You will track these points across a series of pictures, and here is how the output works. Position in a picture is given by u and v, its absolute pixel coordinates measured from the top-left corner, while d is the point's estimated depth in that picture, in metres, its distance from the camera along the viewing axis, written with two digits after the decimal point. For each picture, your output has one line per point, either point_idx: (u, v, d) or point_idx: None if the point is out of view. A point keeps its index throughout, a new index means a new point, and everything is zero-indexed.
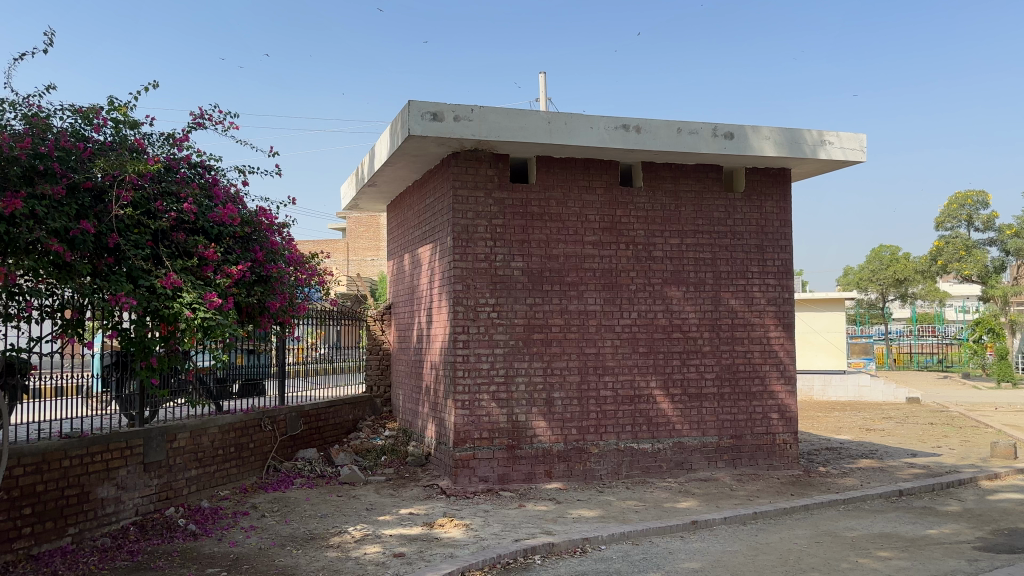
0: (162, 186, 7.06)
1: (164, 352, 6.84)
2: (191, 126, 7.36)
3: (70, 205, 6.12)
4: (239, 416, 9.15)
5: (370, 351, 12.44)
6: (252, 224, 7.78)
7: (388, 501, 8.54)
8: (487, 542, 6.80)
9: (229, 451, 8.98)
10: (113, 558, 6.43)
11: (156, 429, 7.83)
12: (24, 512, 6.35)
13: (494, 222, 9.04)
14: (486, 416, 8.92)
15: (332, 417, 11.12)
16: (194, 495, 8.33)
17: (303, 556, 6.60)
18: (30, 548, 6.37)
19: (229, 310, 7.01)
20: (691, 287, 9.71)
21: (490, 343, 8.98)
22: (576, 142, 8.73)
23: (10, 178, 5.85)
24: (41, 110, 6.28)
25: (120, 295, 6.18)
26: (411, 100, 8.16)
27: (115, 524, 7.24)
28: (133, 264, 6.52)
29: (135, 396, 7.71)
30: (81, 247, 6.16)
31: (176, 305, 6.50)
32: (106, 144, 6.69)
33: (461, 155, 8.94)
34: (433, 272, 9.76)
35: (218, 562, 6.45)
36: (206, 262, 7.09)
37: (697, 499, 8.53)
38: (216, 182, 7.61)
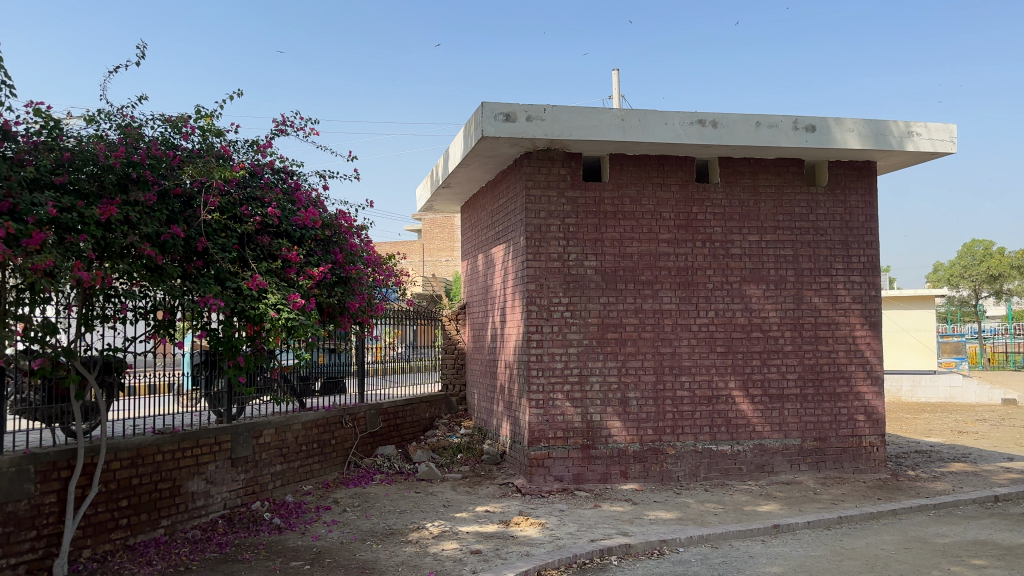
0: (247, 191, 7.28)
1: (251, 352, 7.09)
2: (273, 132, 7.54)
3: (160, 210, 6.41)
4: (321, 413, 9.40)
5: (445, 350, 12.56)
6: (332, 227, 7.94)
7: (464, 498, 8.62)
8: (563, 542, 6.80)
9: (312, 447, 9.22)
10: (203, 550, 6.70)
11: (243, 425, 8.12)
12: (121, 504, 6.67)
13: (566, 221, 9.03)
14: (560, 415, 8.92)
15: (408, 415, 11.31)
16: (280, 490, 8.61)
17: (383, 551, 6.73)
18: (127, 539, 6.71)
19: (311, 310, 7.19)
20: (772, 285, 9.47)
21: (564, 342, 8.97)
22: (650, 140, 8.62)
23: (105, 185, 6.15)
24: (133, 121, 6.59)
25: (208, 296, 6.47)
26: (484, 101, 8.22)
27: (205, 517, 7.53)
28: (221, 266, 6.80)
29: (223, 393, 8.02)
30: (172, 251, 6.45)
31: (261, 306, 6.75)
32: (194, 152, 6.93)
33: (533, 154, 8.95)
34: (506, 271, 9.80)
35: (302, 555, 6.64)
36: (289, 264, 7.31)
37: (779, 502, 8.31)
38: (298, 187, 7.80)
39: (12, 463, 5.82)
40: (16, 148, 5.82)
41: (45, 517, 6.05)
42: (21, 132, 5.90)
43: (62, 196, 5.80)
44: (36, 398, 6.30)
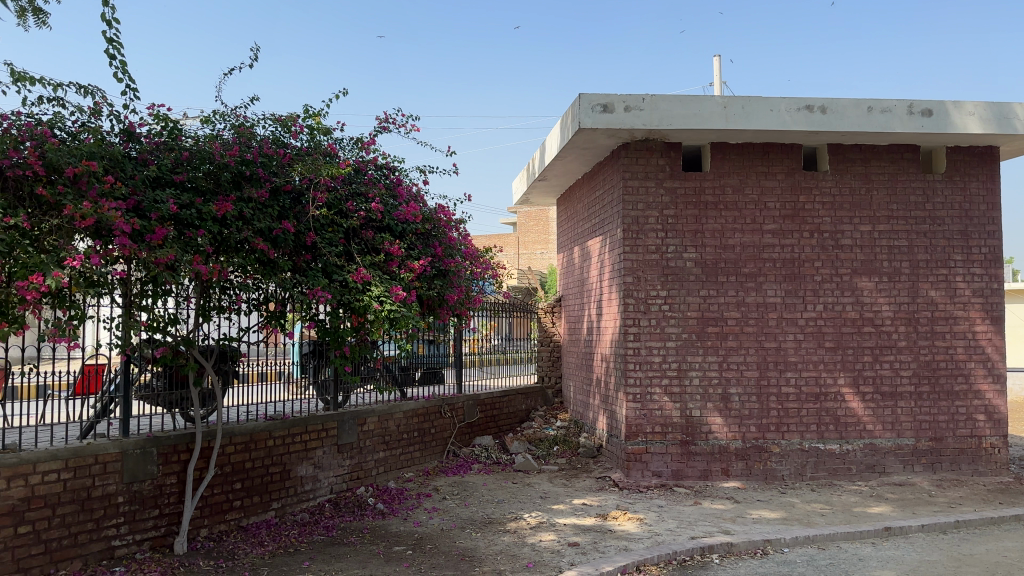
0: (353, 187, 7.49)
1: (356, 343, 7.36)
2: (376, 129, 7.74)
3: (272, 206, 6.71)
4: (422, 403, 9.62)
5: (541, 342, 12.61)
6: (432, 221, 8.10)
7: (561, 490, 8.64)
8: (663, 538, 6.73)
9: (413, 435, 9.46)
10: (311, 533, 6.98)
11: (348, 413, 8.40)
12: (235, 486, 7.02)
13: (666, 212, 8.90)
14: (658, 410, 8.82)
15: (505, 407, 11.43)
16: (383, 476, 8.87)
17: (483, 539, 6.84)
18: (241, 520, 7.05)
19: (412, 302, 7.37)
20: (885, 277, 9.06)
21: (662, 336, 8.87)
22: (754, 127, 8.38)
23: (221, 182, 6.46)
24: (246, 121, 6.88)
25: (316, 289, 6.74)
26: (582, 92, 8.19)
27: (313, 500, 7.84)
28: (328, 260, 7.06)
29: (329, 382, 8.32)
30: (283, 245, 6.74)
31: (365, 298, 6.96)
32: (303, 150, 7.19)
33: (631, 145, 8.88)
34: (603, 263, 9.75)
35: (404, 540, 6.82)
36: (391, 257, 7.50)
37: (890, 504, 7.97)
38: (400, 182, 7.96)
39: (138, 445, 6.20)
40: (140, 148, 6.19)
41: (166, 497, 6.43)
42: (144, 134, 6.27)
43: (182, 194, 6.14)
44: (158, 384, 6.63)
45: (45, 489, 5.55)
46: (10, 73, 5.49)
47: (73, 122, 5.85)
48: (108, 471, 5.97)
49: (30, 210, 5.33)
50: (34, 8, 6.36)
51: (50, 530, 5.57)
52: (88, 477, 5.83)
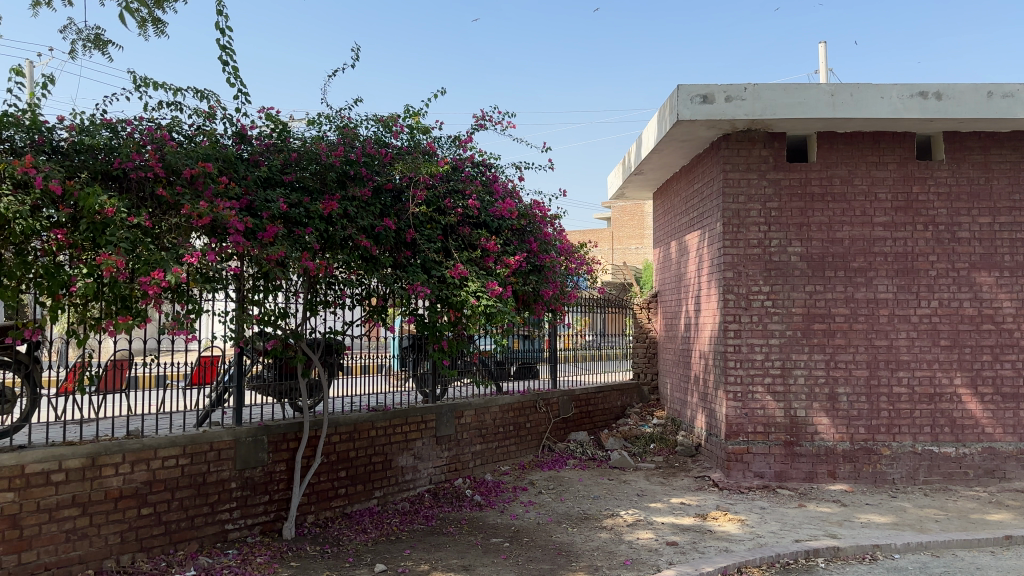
0: (451, 184, 7.60)
1: (454, 337, 7.46)
2: (474, 127, 7.85)
3: (374, 204, 6.91)
4: (517, 397, 9.71)
5: (637, 338, 12.49)
6: (528, 217, 8.13)
7: (659, 488, 8.55)
8: (764, 540, 6.57)
9: (508, 429, 9.56)
10: (412, 521, 7.16)
11: (446, 406, 8.56)
12: (340, 475, 7.27)
13: (769, 205, 8.66)
14: (760, 409, 8.61)
15: (601, 402, 11.41)
16: (480, 468, 9.01)
17: (580, 535, 6.85)
18: (345, 507, 7.31)
19: (508, 297, 7.44)
20: (1007, 272, 8.55)
21: (765, 333, 8.64)
22: (863, 115, 8.06)
23: (327, 182, 6.70)
24: (350, 122, 7.10)
25: (416, 284, 6.90)
26: (681, 83, 8.08)
27: (413, 490, 8.04)
28: (427, 256, 7.22)
29: (428, 375, 8.49)
30: (384, 242, 6.93)
31: (463, 293, 7.07)
32: (403, 149, 7.36)
33: (732, 136, 8.69)
34: (702, 258, 9.58)
35: (501, 532, 6.90)
36: (488, 253, 7.60)
37: (1012, 512, 7.53)
38: (496, 179, 8.04)
39: (250, 433, 6.51)
40: (251, 150, 6.46)
41: (276, 483, 6.72)
42: (255, 136, 6.54)
43: (290, 193, 6.39)
44: (268, 375, 6.93)
45: (165, 473, 5.89)
46: (134, 80, 5.83)
47: (190, 125, 6.16)
48: (222, 458, 6.29)
49: (152, 210, 5.65)
50: (153, 18, 6.75)
51: (170, 512, 5.90)
52: (204, 463, 6.16)
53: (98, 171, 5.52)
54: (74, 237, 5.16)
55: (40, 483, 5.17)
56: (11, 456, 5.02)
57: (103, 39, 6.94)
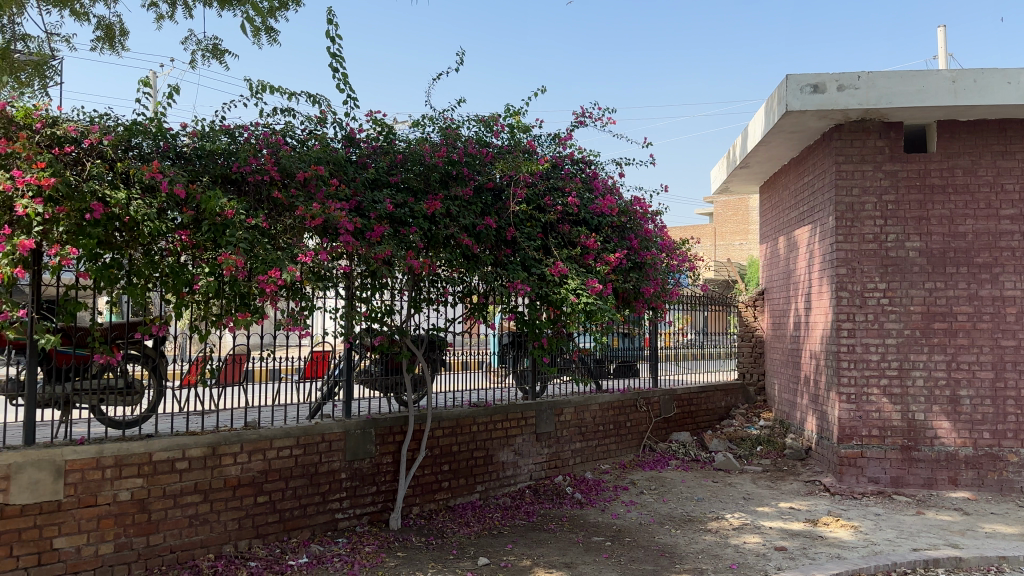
0: (551, 182, 7.62)
1: (553, 335, 7.53)
2: (574, 124, 7.85)
3: (476, 203, 7.02)
4: (618, 395, 9.65)
5: (742, 337, 12.18)
6: (628, 214, 8.07)
7: (766, 492, 8.33)
8: (879, 548, 6.30)
9: (609, 428, 9.52)
10: (514, 517, 7.24)
11: (546, 403, 8.59)
12: (443, 468, 7.42)
13: (884, 198, 8.28)
14: (875, 412, 8.25)
15: (704, 403, 11.20)
16: (580, 466, 9.02)
17: (684, 536, 6.75)
18: (449, 500, 7.46)
19: (608, 295, 7.41)
20: None
21: (880, 332, 8.27)
22: (989, 102, 7.59)
23: (430, 182, 6.86)
24: (453, 123, 7.23)
25: (516, 282, 6.99)
26: (790, 73, 7.84)
27: (514, 486, 8.12)
28: (527, 253, 7.29)
29: (528, 372, 8.53)
30: (485, 240, 7.04)
31: (563, 291, 7.09)
32: (504, 148, 7.43)
33: (844, 127, 8.36)
34: (812, 254, 9.25)
35: (603, 531, 6.88)
36: (588, 250, 7.60)
37: None
38: (596, 175, 8.01)
39: (358, 426, 6.73)
40: (359, 152, 6.65)
41: (383, 475, 6.93)
42: (363, 139, 6.74)
43: (396, 194, 6.58)
44: (375, 369, 7.14)
45: (280, 463, 6.16)
46: (251, 88, 6.11)
47: (302, 130, 6.40)
48: (333, 449, 6.53)
49: (268, 212, 5.91)
50: (266, 27, 7.06)
51: (284, 501, 6.18)
52: (316, 454, 6.41)
53: (218, 175, 5.81)
54: (196, 238, 5.46)
55: (166, 470, 5.50)
56: (140, 445, 5.36)
57: (220, 49, 7.33)
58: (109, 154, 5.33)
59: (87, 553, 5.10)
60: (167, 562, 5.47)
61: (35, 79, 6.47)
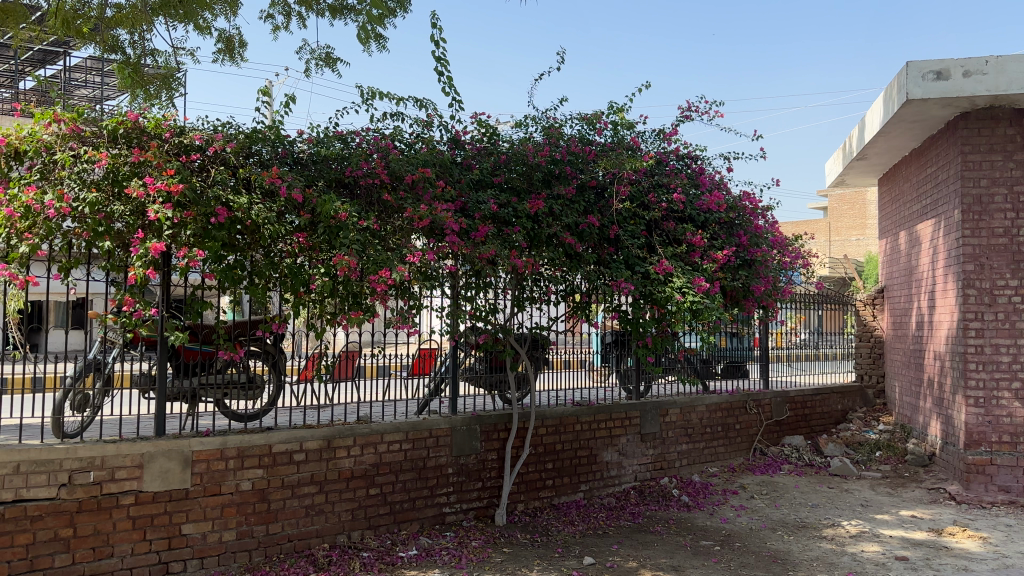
0: (655, 179, 7.53)
1: (658, 334, 7.42)
2: (679, 119, 7.73)
3: (579, 202, 7.03)
4: (726, 397, 9.40)
5: (860, 338, 11.63)
6: (736, 209, 7.87)
7: (886, 499, 7.93)
8: (1012, 561, 5.90)
9: (716, 430, 9.31)
10: (619, 517, 7.19)
11: (651, 403, 8.47)
12: (547, 466, 7.45)
13: (1016, 189, 7.74)
14: (1007, 417, 7.73)
15: (819, 405, 10.76)
16: (687, 469, 8.86)
17: (797, 543, 6.53)
18: (553, 498, 7.49)
19: (716, 293, 7.25)
20: None
21: (1012, 332, 7.75)
22: None
23: (533, 181, 6.91)
24: (556, 122, 7.25)
25: (620, 281, 6.95)
26: (910, 60, 7.44)
27: (619, 486, 8.06)
28: (631, 252, 7.22)
29: (631, 371, 8.43)
30: (588, 238, 7.05)
31: (668, 289, 6.99)
32: (607, 145, 7.40)
33: (971, 114, 7.86)
34: (936, 250, 8.74)
35: (712, 535, 6.74)
36: (695, 248, 7.46)
37: None
38: (702, 171, 7.85)
39: (464, 422, 6.85)
40: (464, 154, 6.76)
41: (488, 471, 7.03)
42: (468, 140, 6.85)
43: (500, 194, 6.67)
44: (479, 367, 7.26)
45: (390, 457, 6.35)
46: (363, 94, 6.33)
47: (410, 133, 6.57)
48: (440, 444, 6.68)
49: (378, 214, 6.10)
50: (375, 34, 7.29)
51: (394, 494, 6.37)
52: (424, 449, 6.57)
53: (332, 179, 6.05)
54: (312, 240, 5.70)
55: (284, 462, 5.77)
56: (261, 437, 5.64)
57: (332, 57, 7.61)
58: (231, 161, 5.63)
59: (213, 539, 5.41)
60: (286, 550, 5.74)
61: (163, 90, 6.87)
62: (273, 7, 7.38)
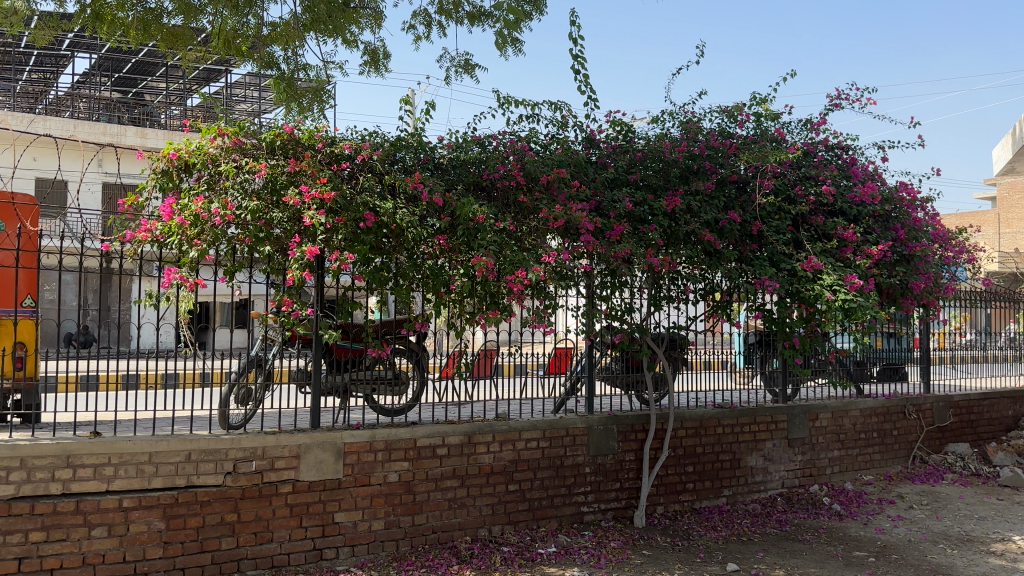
0: (802, 171, 7.22)
1: (806, 334, 7.09)
2: (828, 108, 7.39)
3: (719, 197, 6.86)
4: (882, 401, 8.85)
5: None
6: (893, 201, 7.41)
7: None
8: None
9: (872, 436, 8.77)
10: (764, 524, 6.95)
11: (799, 407, 8.10)
12: (687, 470, 7.32)
13: None
14: None
15: (987, 411, 9.93)
16: (839, 476, 8.42)
17: (961, 557, 6.07)
18: (694, 502, 7.34)
19: (870, 291, 6.86)
20: None
21: None
22: None
23: (670, 178, 6.82)
24: (694, 116, 7.12)
25: (764, 279, 6.69)
26: None
27: (765, 492, 7.79)
28: (775, 248, 6.95)
29: (778, 373, 8.16)
30: (729, 235, 6.86)
31: (817, 287, 6.68)
32: (749, 138, 7.17)
33: None
34: None
35: (865, 546, 6.38)
36: (846, 243, 7.07)
37: None
38: (854, 161, 7.45)
39: (601, 422, 6.84)
40: (599, 153, 6.76)
41: (627, 472, 6.99)
42: (604, 139, 6.84)
43: (636, 192, 6.61)
44: (616, 367, 7.24)
45: (528, 454, 6.45)
46: (499, 99, 6.50)
47: (546, 135, 6.66)
48: (577, 443, 6.71)
49: (515, 215, 6.22)
50: (511, 39, 7.43)
51: (533, 491, 6.46)
52: (561, 448, 6.63)
53: (470, 183, 6.22)
54: (453, 242, 5.89)
55: (428, 455, 5.99)
56: (406, 431, 5.89)
57: (470, 64, 7.82)
58: (378, 168, 5.91)
59: (363, 528, 5.71)
60: (430, 541, 5.97)
61: (314, 103, 7.34)
62: (415, 18, 7.68)
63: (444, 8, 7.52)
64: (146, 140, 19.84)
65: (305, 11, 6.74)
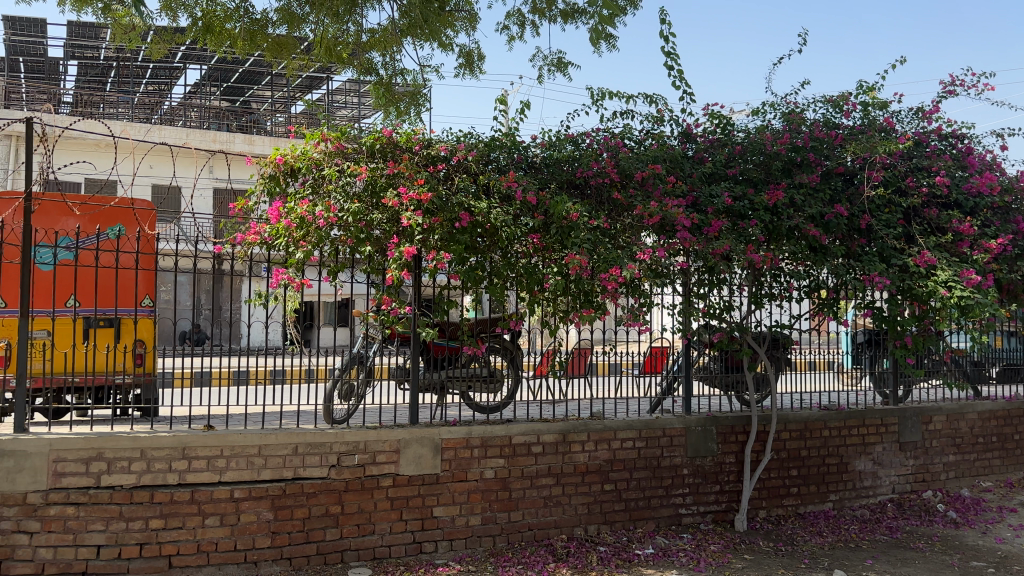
0: (914, 161, 6.86)
1: (919, 333, 6.72)
2: (941, 95, 7.00)
3: (824, 190, 6.60)
4: (1002, 403, 8.31)
5: None
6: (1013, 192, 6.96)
7: None
8: None
9: (991, 440, 8.26)
10: (873, 531, 6.64)
11: (911, 410, 7.69)
12: (791, 473, 7.08)
13: None
14: None
15: None
16: (955, 482, 7.96)
17: None
18: (799, 507, 7.08)
19: (989, 288, 6.46)
20: None
21: None
22: None
23: (771, 171, 6.61)
24: (797, 107, 6.87)
25: (873, 275, 6.37)
26: None
27: (874, 498, 7.44)
28: (885, 243, 6.62)
29: (888, 374, 7.72)
30: (835, 230, 6.57)
31: (930, 284, 6.33)
32: (856, 128, 6.86)
33: None
34: None
35: (984, 556, 6.01)
36: (962, 237, 6.67)
37: None
38: (970, 151, 7.04)
39: (699, 423, 6.70)
40: (696, 148, 6.61)
41: (727, 474, 6.82)
42: (700, 133, 6.70)
43: (735, 186, 6.44)
44: (714, 367, 7.07)
45: (624, 454, 6.39)
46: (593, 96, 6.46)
47: (640, 130, 6.58)
48: (674, 444, 6.59)
49: (608, 213, 6.16)
50: (605, 34, 7.35)
51: (629, 491, 6.39)
52: (658, 448, 6.53)
53: (564, 181, 6.21)
54: (547, 240, 5.90)
55: (524, 453, 6.03)
56: (502, 428, 5.94)
57: (564, 61, 7.81)
58: (473, 168, 5.97)
59: (460, 523, 5.80)
60: (526, 538, 5.99)
61: (411, 107, 7.49)
62: (509, 18, 7.72)
63: (537, 8, 7.53)
64: (253, 147, 20.80)
65: (402, 16, 6.90)
